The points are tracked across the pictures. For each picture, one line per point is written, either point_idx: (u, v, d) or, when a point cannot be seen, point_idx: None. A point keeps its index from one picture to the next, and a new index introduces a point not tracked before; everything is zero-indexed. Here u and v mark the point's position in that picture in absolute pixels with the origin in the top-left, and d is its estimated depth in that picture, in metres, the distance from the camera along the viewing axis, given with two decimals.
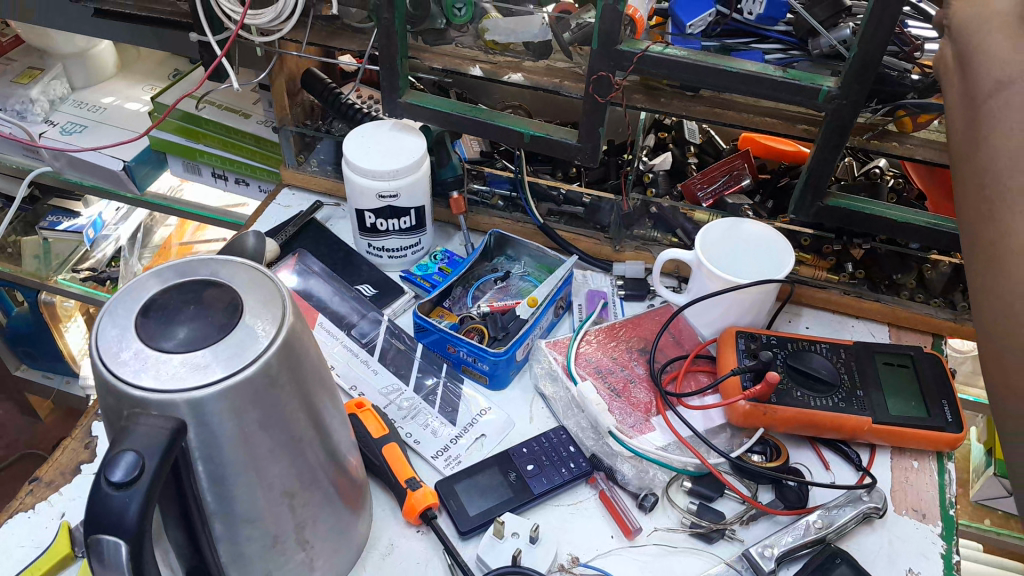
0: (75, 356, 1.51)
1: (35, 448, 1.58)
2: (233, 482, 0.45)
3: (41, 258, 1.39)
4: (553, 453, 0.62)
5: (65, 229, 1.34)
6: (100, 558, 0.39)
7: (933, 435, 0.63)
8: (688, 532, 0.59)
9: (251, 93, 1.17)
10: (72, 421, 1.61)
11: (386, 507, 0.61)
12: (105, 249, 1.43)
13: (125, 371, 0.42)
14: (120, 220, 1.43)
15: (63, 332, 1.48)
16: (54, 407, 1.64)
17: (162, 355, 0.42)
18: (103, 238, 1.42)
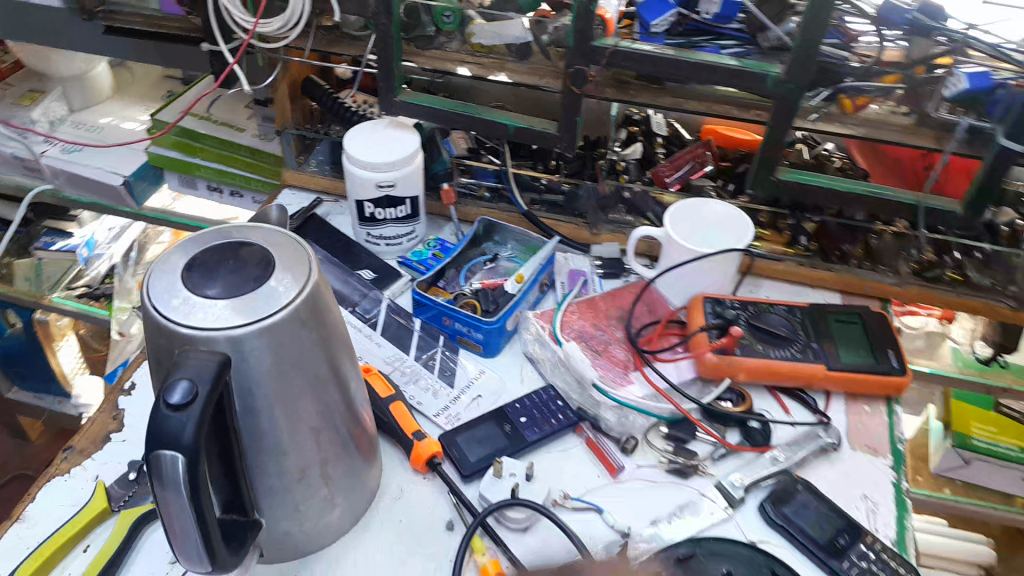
0: (67, 374, 1.55)
1: (27, 470, 1.61)
2: (267, 414, 0.51)
3: (33, 279, 1.42)
4: (543, 407, 0.69)
5: (60, 249, 1.39)
6: (161, 473, 0.45)
7: (883, 379, 0.71)
8: (667, 469, 0.66)
9: (246, 109, 1.25)
10: (63, 440, 1.65)
11: (394, 459, 0.67)
12: (98, 267, 1.47)
13: (175, 315, 0.48)
14: (112, 239, 1.49)
15: (56, 350, 1.51)
16: (46, 428, 1.67)
17: (207, 301, 0.49)
18: (97, 257, 1.47)
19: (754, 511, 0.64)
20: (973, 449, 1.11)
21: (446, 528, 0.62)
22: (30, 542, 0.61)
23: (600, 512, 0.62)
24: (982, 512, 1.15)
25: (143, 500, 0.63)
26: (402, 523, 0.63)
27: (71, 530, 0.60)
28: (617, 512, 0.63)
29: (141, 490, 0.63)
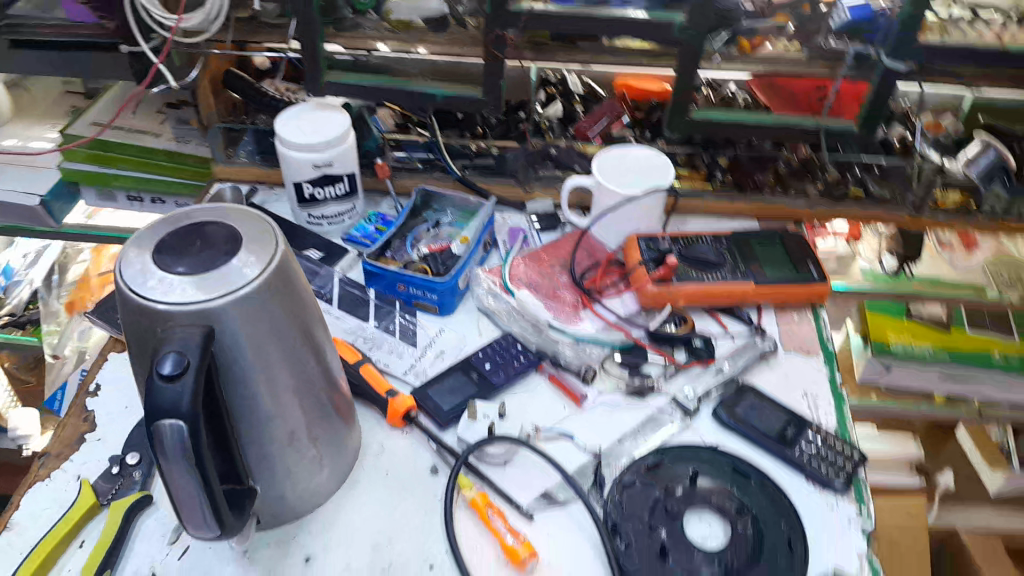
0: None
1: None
2: (253, 382, 0.54)
3: None
4: (505, 352, 0.74)
5: None
6: (162, 443, 0.46)
7: (806, 288, 0.78)
8: (626, 392, 0.71)
9: (159, 115, 1.23)
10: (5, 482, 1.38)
11: (371, 419, 0.70)
12: (19, 294, 1.40)
13: (153, 294, 0.50)
14: (30, 265, 1.43)
15: None
16: None
17: (183, 278, 0.51)
18: (16, 284, 1.41)
19: (708, 418, 0.70)
20: (893, 356, 1.11)
21: (431, 473, 0.66)
22: (24, 546, 0.61)
23: (571, 439, 0.67)
24: (905, 413, 1.18)
25: (130, 490, 0.64)
26: (389, 475, 0.66)
27: (63, 527, 0.60)
28: (585, 436, 0.68)
29: (128, 481, 0.64)
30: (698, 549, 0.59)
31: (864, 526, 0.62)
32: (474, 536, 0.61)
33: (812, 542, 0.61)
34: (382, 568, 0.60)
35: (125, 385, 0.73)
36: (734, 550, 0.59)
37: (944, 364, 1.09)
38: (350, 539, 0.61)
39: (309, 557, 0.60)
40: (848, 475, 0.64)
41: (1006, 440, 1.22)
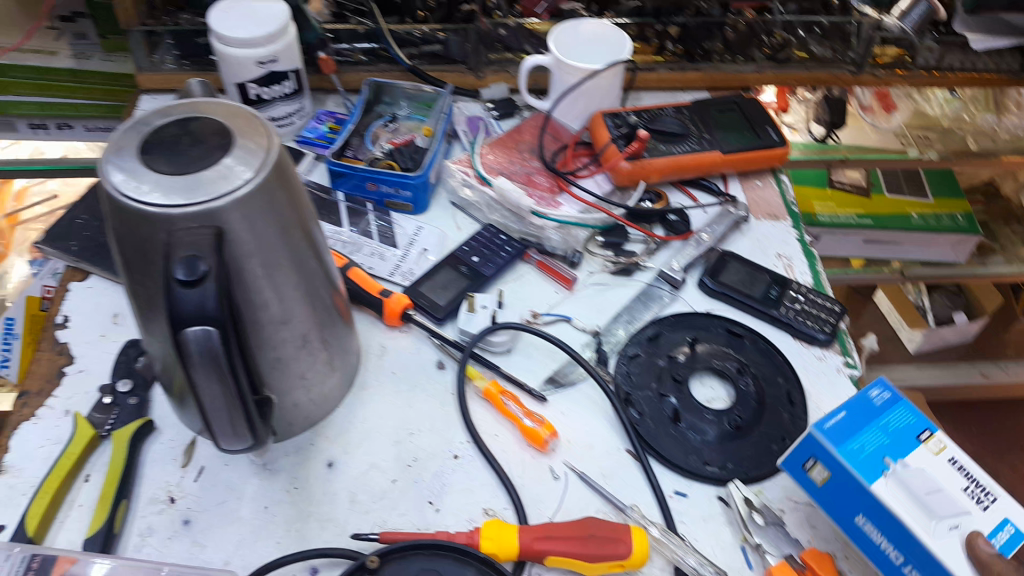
0: None
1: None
2: (260, 289, 0.51)
3: None
4: (490, 244, 0.73)
5: None
6: (190, 352, 0.44)
7: (770, 153, 0.80)
8: (614, 271, 0.73)
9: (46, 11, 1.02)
10: None
11: (366, 322, 0.69)
12: None
13: (154, 199, 0.46)
14: None
15: None
16: None
17: (182, 178, 0.47)
18: None
19: (695, 288, 0.72)
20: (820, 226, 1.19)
21: (437, 367, 0.67)
22: (28, 485, 0.58)
23: (569, 321, 0.69)
24: (832, 279, 1.26)
25: (131, 417, 0.61)
26: (396, 374, 0.66)
27: (67, 462, 0.57)
28: (582, 317, 0.69)
29: (125, 409, 0.62)
30: (707, 408, 0.62)
31: (852, 372, 0.67)
32: (492, 422, 0.63)
33: (808, 393, 0.65)
34: (407, 463, 0.60)
35: (95, 315, 0.69)
36: (740, 407, 0.62)
37: (866, 229, 1.19)
38: (369, 439, 0.62)
39: (331, 461, 0.60)
40: (832, 327, 0.68)
41: (919, 299, 1.38)
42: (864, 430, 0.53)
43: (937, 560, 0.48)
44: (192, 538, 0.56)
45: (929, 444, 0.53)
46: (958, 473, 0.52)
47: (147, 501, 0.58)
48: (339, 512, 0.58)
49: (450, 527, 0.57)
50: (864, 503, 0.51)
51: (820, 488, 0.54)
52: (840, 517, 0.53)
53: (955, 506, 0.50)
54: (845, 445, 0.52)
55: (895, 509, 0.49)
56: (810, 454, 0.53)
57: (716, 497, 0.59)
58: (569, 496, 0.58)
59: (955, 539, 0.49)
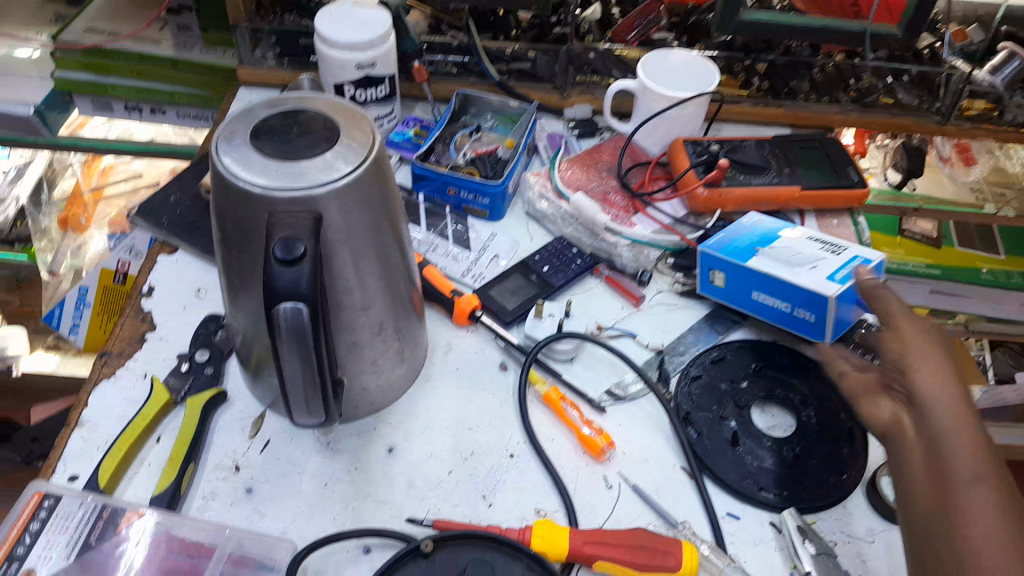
0: None
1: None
2: (345, 273, 0.52)
3: None
4: (561, 255, 0.75)
5: None
6: (279, 324, 0.46)
7: (848, 194, 0.80)
8: (682, 293, 0.74)
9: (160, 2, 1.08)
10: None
11: (436, 318, 0.71)
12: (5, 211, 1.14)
13: (262, 180, 0.48)
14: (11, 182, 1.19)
15: None
16: None
17: (288, 163, 0.49)
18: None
19: None
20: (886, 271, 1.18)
21: (500, 369, 0.68)
22: (102, 439, 0.60)
23: (633, 336, 0.70)
24: None
25: (205, 386, 0.63)
26: (460, 371, 0.67)
27: (141, 423, 0.59)
28: (647, 334, 0.70)
29: (201, 378, 0.63)
30: (767, 435, 0.62)
31: None
32: (549, 426, 0.64)
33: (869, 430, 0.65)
34: (464, 457, 0.62)
35: (178, 286, 0.72)
36: (800, 437, 0.62)
37: (933, 280, 1.17)
38: (428, 430, 0.63)
39: (391, 447, 0.62)
40: None
41: None
42: (738, 237, 0.71)
43: (803, 287, 0.64)
44: (253, 507, 0.58)
45: (789, 235, 0.72)
46: (811, 244, 0.70)
47: (213, 467, 0.60)
48: (394, 496, 0.59)
49: (501, 522, 0.58)
50: (753, 280, 0.67)
51: (723, 289, 0.70)
52: (743, 301, 0.70)
53: (813, 259, 0.67)
54: (726, 246, 0.69)
55: (773, 272, 0.66)
56: (710, 268, 0.70)
57: (769, 523, 0.58)
58: (621, 507, 0.59)
59: (816, 273, 0.65)
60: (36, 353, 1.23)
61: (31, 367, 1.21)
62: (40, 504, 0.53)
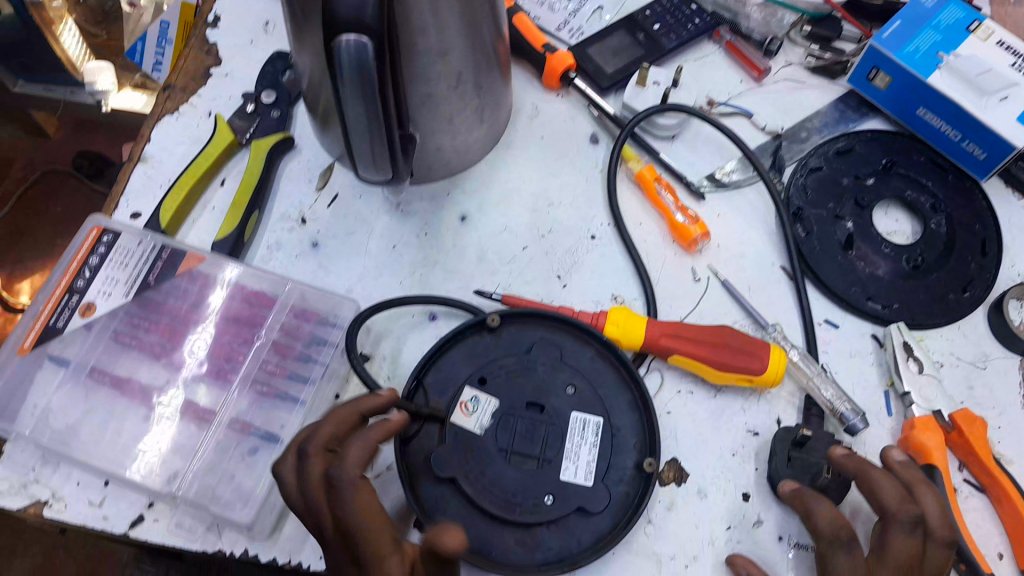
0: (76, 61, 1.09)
1: (53, 164, 1.26)
2: (421, 10, 0.44)
3: None
4: (676, 12, 0.64)
5: None
6: (341, 62, 0.40)
7: None
8: (812, 70, 0.64)
9: None
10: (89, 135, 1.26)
11: (525, 77, 0.63)
12: None
13: None
14: None
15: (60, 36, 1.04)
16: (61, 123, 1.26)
17: None
18: None
19: None
20: None
21: (590, 141, 0.61)
22: (165, 178, 0.58)
23: (748, 116, 0.61)
24: None
25: (271, 130, 0.59)
26: (545, 139, 0.61)
27: (204, 163, 0.56)
28: (764, 115, 0.61)
29: (267, 121, 0.59)
30: (886, 241, 0.55)
31: None
32: (638, 210, 0.58)
33: (1006, 249, 0.56)
34: (542, 233, 0.57)
35: (247, 15, 0.66)
36: (924, 246, 0.55)
37: None
38: (505, 200, 0.58)
39: (465, 216, 0.57)
40: None
41: None
42: (917, 31, 0.59)
43: (982, 124, 0.55)
44: (319, 261, 0.55)
45: (978, 33, 0.58)
46: (1006, 52, 0.57)
47: (279, 217, 0.57)
48: (464, 266, 0.55)
49: (574, 304, 0.54)
50: (925, 95, 0.57)
51: (882, 92, 0.60)
52: (901, 110, 0.60)
53: (1005, 80, 0.56)
54: (902, 50, 0.58)
55: (950, 93, 0.56)
56: (875, 64, 0.59)
57: (870, 336, 0.53)
58: (707, 301, 0.54)
59: (1005, 107, 0.55)
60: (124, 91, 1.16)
61: (119, 104, 1.14)
62: (99, 240, 0.52)
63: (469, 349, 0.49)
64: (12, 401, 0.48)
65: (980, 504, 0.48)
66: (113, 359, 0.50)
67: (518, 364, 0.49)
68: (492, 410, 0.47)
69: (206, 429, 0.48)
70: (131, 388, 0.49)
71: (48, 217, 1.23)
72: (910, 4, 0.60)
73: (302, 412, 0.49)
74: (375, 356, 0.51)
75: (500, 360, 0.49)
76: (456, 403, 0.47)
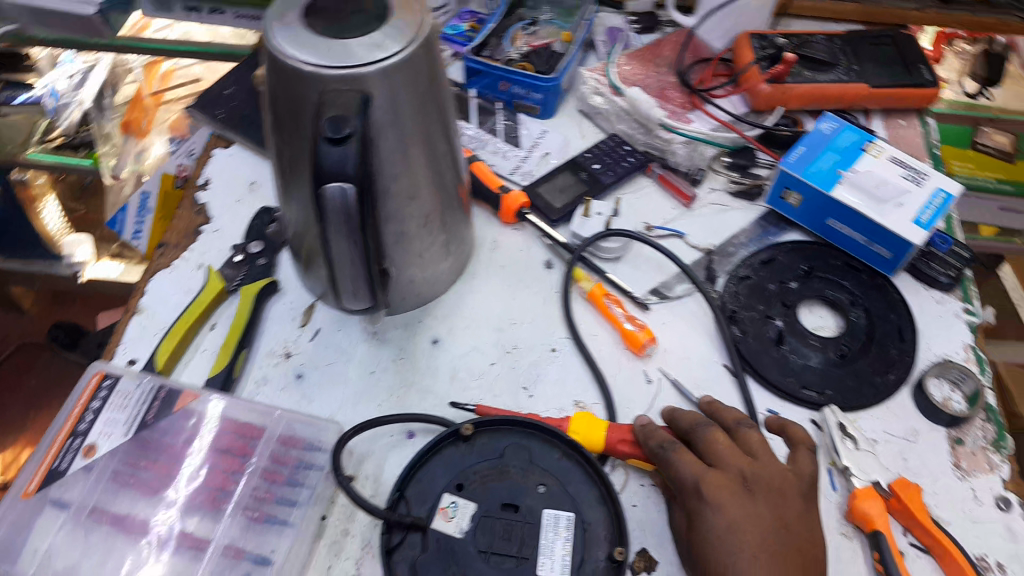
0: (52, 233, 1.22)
1: (30, 337, 1.31)
2: (392, 155, 0.51)
3: None
4: (612, 154, 0.74)
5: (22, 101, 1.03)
6: (329, 207, 0.46)
7: (920, 93, 0.77)
8: (735, 194, 0.73)
9: None
10: (60, 309, 1.33)
11: (485, 215, 0.71)
12: (70, 117, 1.04)
13: (316, 61, 0.47)
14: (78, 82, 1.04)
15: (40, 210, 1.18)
16: (40, 295, 1.35)
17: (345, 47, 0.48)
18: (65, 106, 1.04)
19: None
20: None
21: (545, 267, 0.68)
22: (161, 325, 0.63)
23: (681, 237, 0.69)
24: None
25: (258, 276, 0.65)
26: (504, 268, 0.68)
27: (197, 309, 0.62)
28: (696, 234, 0.70)
29: (254, 269, 0.66)
30: (812, 335, 0.62)
31: (971, 320, 0.64)
32: (593, 323, 0.64)
33: (920, 333, 0.63)
34: (507, 349, 0.63)
35: (233, 178, 0.74)
36: (847, 337, 0.62)
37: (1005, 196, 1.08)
38: (471, 324, 0.64)
39: (436, 339, 0.63)
40: (955, 271, 0.66)
41: None
42: (819, 155, 0.68)
43: (883, 228, 0.63)
44: (302, 391, 0.60)
45: (871, 152, 0.68)
46: (896, 165, 0.67)
47: (265, 354, 0.62)
48: (438, 384, 0.61)
49: (540, 411, 0.59)
50: (832, 207, 0.66)
51: (797, 208, 0.69)
52: (815, 222, 0.68)
53: (897, 190, 0.65)
54: (806, 170, 0.67)
55: (852, 203, 0.64)
56: (786, 185, 0.68)
57: (809, 420, 0.58)
58: (660, 400, 0.59)
59: (901, 212, 0.64)
60: (102, 260, 1.25)
61: (96, 273, 1.24)
62: (101, 385, 0.58)
63: (446, 460, 0.54)
64: (14, 542, 0.51)
65: (928, 566, 0.51)
66: (111, 497, 0.53)
67: (492, 468, 0.53)
68: (470, 513, 0.51)
69: (201, 558, 0.51)
70: (132, 523, 0.52)
71: (24, 390, 1.25)
72: (810, 133, 0.70)
73: (292, 533, 0.52)
74: (358, 476, 0.55)
75: (474, 466, 0.53)
76: (436, 510, 0.51)
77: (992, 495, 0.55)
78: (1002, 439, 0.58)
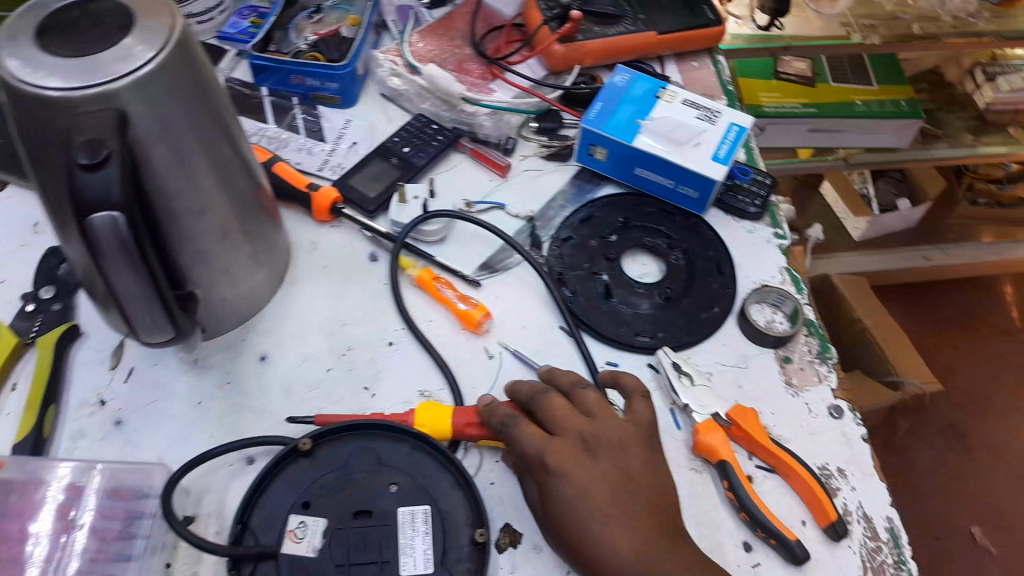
0: None
1: None
2: (169, 171, 0.47)
3: None
4: (421, 134, 0.72)
5: None
6: (99, 241, 0.42)
7: (704, 33, 0.80)
8: (547, 158, 0.73)
9: None
10: None
11: (298, 217, 0.68)
12: None
13: (56, 82, 0.41)
14: None
15: None
16: None
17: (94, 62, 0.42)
18: None
19: None
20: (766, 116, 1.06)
21: (369, 260, 0.66)
22: None
23: (502, 208, 0.69)
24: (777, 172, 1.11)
25: (54, 324, 0.60)
26: (327, 269, 0.65)
27: None
28: (517, 203, 0.69)
29: (48, 316, 0.60)
30: (637, 284, 0.63)
31: (781, 243, 0.68)
32: (426, 308, 0.63)
33: (738, 264, 0.66)
34: (341, 352, 0.60)
35: (10, 221, 0.67)
36: (670, 280, 0.63)
37: (812, 118, 1.05)
38: (299, 333, 0.61)
39: (264, 356, 0.60)
40: (761, 200, 0.69)
41: (864, 188, 1.34)
42: (616, 108, 0.69)
43: (686, 169, 0.65)
44: (124, 439, 0.55)
45: (664, 97, 0.70)
46: (690, 107, 0.69)
47: (77, 406, 0.57)
48: (271, 402, 0.58)
49: (384, 409, 0.57)
50: (636, 157, 0.67)
51: (605, 162, 0.70)
52: (625, 174, 0.69)
53: (692, 132, 0.67)
54: (605, 125, 0.68)
55: (653, 150, 0.66)
56: (591, 142, 0.69)
57: (647, 366, 0.59)
58: (501, 373, 0.59)
59: (699, 151, 0.66)
60: None
61: None
62: None
63: (290, 480, 0.51)
64: None
65: (776, 484, 0.54)
66: None
67: (337, 478, 0.51)
68: (322, 529, 0.49)
69: None
70: None
71: None
72: (605, 88, 0.71)
73: None
74: (198, 516, 0.52)
75: (318, 480, 0.51)
76: (285, 533, 0.48)
77: (824, 406, 0.58)
78: (825, 350, 0.61)
